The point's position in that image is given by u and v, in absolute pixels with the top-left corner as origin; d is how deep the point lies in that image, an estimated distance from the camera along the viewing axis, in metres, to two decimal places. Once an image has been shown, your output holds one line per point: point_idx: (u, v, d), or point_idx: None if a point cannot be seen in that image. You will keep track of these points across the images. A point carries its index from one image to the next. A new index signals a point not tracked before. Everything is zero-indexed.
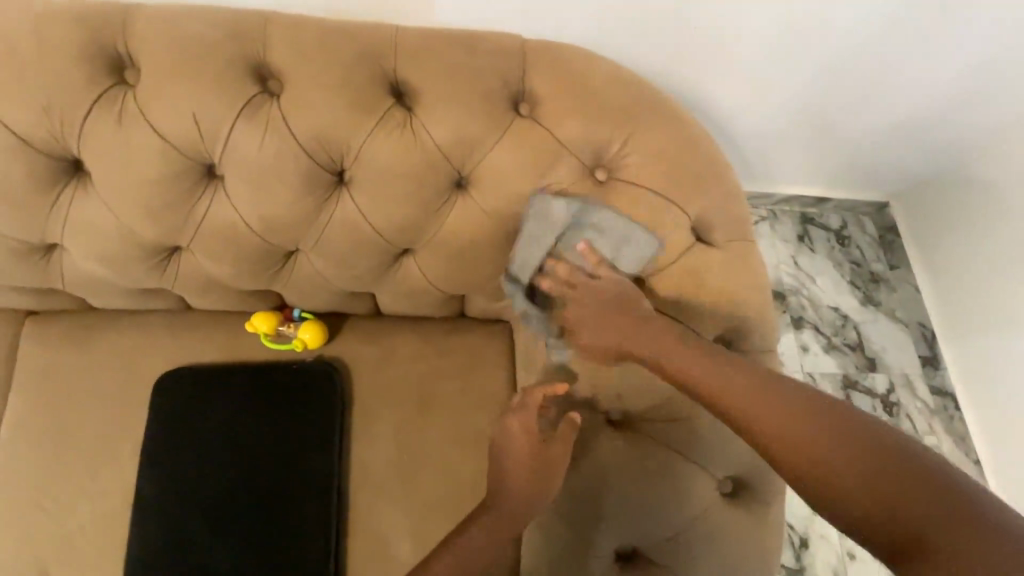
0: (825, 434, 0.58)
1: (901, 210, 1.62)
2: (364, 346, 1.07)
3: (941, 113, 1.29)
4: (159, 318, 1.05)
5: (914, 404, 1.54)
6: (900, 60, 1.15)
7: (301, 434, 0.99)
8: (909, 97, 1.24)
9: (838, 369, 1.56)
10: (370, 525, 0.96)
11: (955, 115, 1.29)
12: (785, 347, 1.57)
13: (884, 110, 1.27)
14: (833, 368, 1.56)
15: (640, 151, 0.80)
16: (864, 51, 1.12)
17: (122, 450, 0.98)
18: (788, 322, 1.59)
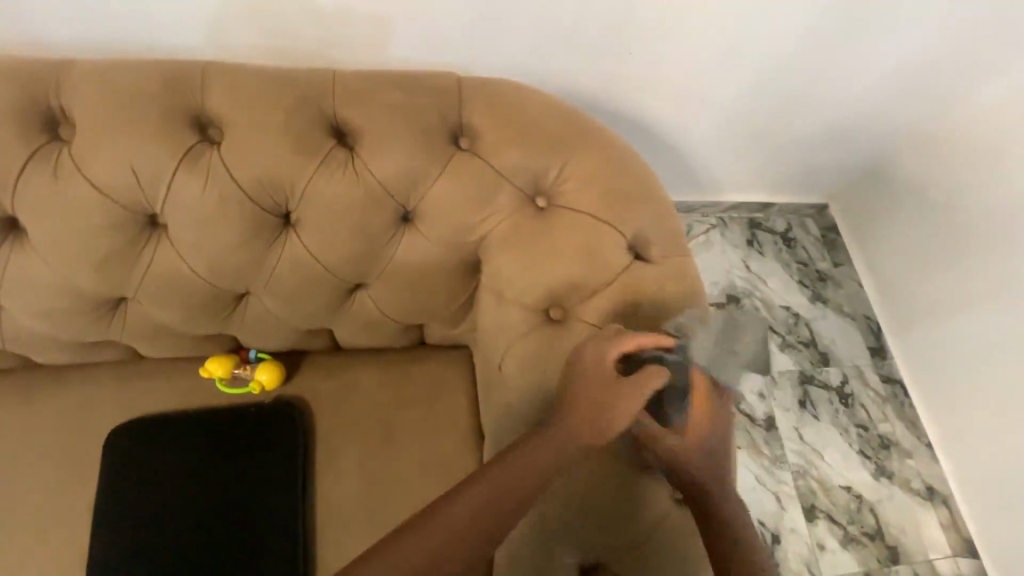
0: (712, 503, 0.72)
1: (841, 211, 1.73)
2: (324, 382, 1.07)
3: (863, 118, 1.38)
4: (109, 370, 1.03)
5: (867, 394, 1.62)
6: (816, 75, 1.24)
7: (265, 475, 0.97)
8: (830, 106, 1.33)
9: (795, 366, 1.63)
10: (339, 564, 0.95)
11: (881, 119, 1.38)
12: None
13: (807, 119, 1.36)
14: (790, 365, 1.63)
15: (576, 177, 0.84)
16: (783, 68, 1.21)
17: (74, 510, 0.94)
18: None
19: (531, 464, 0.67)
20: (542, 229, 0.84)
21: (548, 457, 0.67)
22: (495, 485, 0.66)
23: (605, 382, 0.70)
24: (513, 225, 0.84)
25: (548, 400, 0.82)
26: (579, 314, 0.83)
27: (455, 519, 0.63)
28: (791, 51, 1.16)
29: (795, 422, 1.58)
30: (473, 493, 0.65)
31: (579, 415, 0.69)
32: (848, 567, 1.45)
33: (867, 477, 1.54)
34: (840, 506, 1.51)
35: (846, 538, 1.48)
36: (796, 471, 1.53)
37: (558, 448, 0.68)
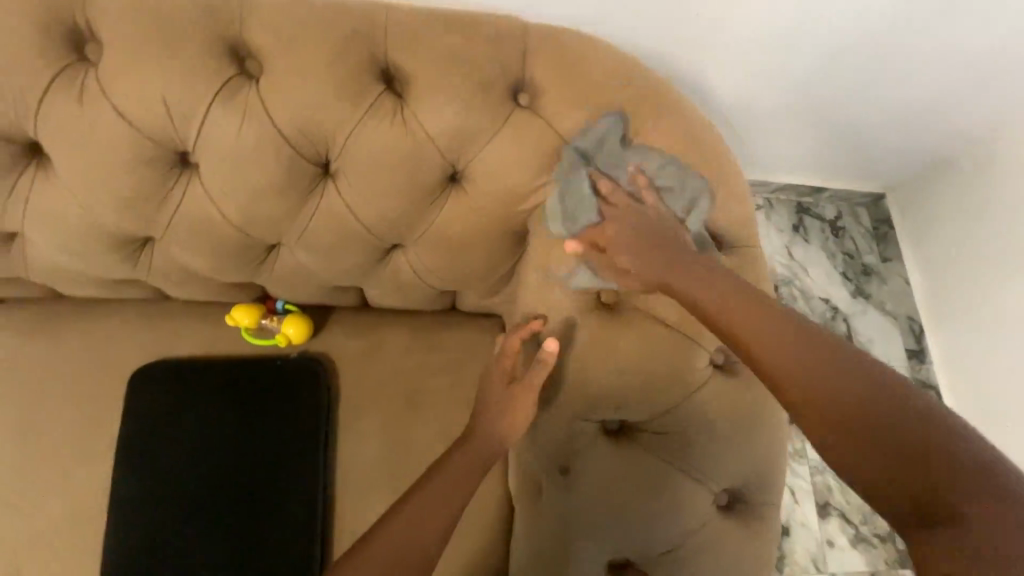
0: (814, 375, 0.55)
1: (897, 204, 1.58)
2: (351, 341, 1.03)
3: (943, 107, 1.23)
4: (133, 308, 1.00)
5: None
6: (905, 56, 1.08)
7: (286, 429, 0.95)
8: (914, 92, 1.18)
9: None
10: (355, 526, 0.94)
11: (963, 106, 1.22)
12: None
13: (886, 106, 1.21)
14: None
15: (645, 149, 0.76)
16: (871, 45, 1.05)
17: (95, 448, 0.93)
18: None
19: (457, 477, 0.69)
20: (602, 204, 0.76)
21: (471, 464, 0.70)
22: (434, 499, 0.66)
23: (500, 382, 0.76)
24: (569, 196, 0.77)
25: None
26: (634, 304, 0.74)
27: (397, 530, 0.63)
28: (878, 25, 1.00)
29: None
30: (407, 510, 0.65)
31: (492, 419, 0.73)
32: (853, 565, 1.43)
33: None
34: (855, 506, 1.47)
35: (856, 537, 1.45)
36: (813, 467, 1.49)
37: (478, 455, 0.71)
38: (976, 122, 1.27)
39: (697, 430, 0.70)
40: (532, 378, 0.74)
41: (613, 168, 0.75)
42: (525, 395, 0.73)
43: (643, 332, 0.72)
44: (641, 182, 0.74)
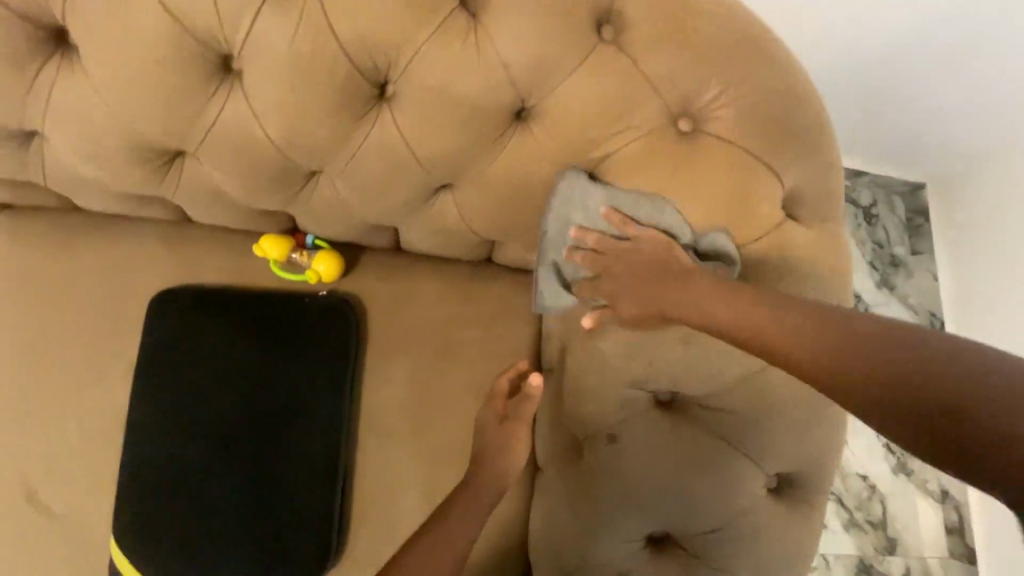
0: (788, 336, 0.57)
1: (940, 197, 1.37)
2: (381, 284, 0.98)
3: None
4: (154, 229, 0.93)
5: None
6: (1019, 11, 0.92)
7: (312, 368, 0.92)
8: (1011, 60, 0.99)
9: None
10: (376, 474, 0.91)
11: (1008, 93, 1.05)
12: None
13: (973, 74, 1.04)
14: None
15: (738, 102, 0.68)
16: None
17: (109, 372, 0.88)
18: None
19: (467, 513, 0.78)
20: (683, 161, 0.69)
21: (480, 500, 0.80)
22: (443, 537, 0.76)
23: (493, 418, 0.84)
24: (645, 147, 0.70)
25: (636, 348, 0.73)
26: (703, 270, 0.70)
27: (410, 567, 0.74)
28: None
29: None
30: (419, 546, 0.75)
31: (496, 452, 0.82)
32: (841, 549, 1.40)
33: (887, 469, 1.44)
34: (852, 492, 1.42)
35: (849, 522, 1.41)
36: None
37: (485, 492, 0.80)
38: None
39: (765, 415, 0.67)
40: (523, 412, 0.83)
41: (589, 219, 0.71)
42: (519, 432, 0.82)
43: None
44: (615, 220, 0.70)
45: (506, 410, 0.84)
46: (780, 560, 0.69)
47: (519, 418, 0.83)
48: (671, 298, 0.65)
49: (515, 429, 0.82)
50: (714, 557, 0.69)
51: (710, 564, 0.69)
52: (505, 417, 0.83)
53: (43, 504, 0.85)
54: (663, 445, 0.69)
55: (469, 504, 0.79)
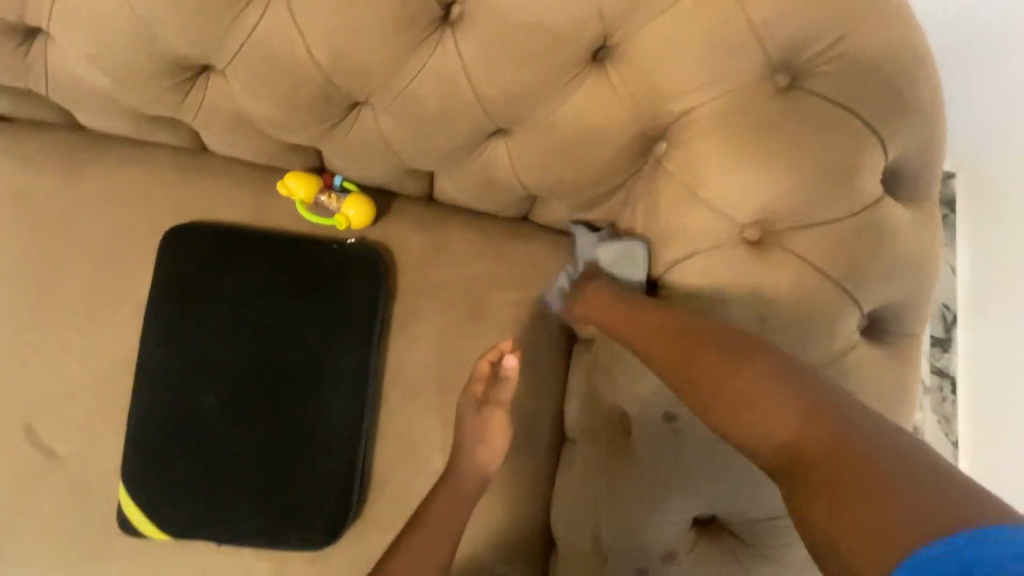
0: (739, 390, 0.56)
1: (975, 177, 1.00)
2: (412, 235, 0.91)
3: None
4: (166, 156, 0.84)
5: None
6: None
7: (338, 320, 0.85)
8: None
9: None
10: (400, 433, 0.87)
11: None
12: None
13: None
14: None
15: (847, 59, 0.60)
16: None
17: (117, 308, 0.81)
18: None
19: (447, 510, 0.78)
20: (778, 122, 0.62)
21: (464, 491, 0.79)
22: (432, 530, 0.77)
23: (471, 404, 0.81)
24: (735, 103, 0.63)
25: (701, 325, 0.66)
26: (784, 241, 0.63)
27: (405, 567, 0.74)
28: None
29: None
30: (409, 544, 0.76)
31: (477, 439, 0.80)
32: None
33: None
34: None
35: None
36: None
37: (469, 481, 0.79)
38: None
39: None
40: (503, 394, 0.81)
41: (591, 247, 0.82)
42: (497, 418, 0.80)
43: (797, 274, 0.62)
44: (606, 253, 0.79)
45: (485, 393, 0.81)
46: None
47: (498, 401, 0.81)
48: (627, 334, 0.68)
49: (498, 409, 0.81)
50: (767, 545, 0.66)
51: (761, 551, 0.66)
52: (484, 400, 0.81)
53: (44, 444, 0.79)
54: None
55: (451, 497, 0.78)
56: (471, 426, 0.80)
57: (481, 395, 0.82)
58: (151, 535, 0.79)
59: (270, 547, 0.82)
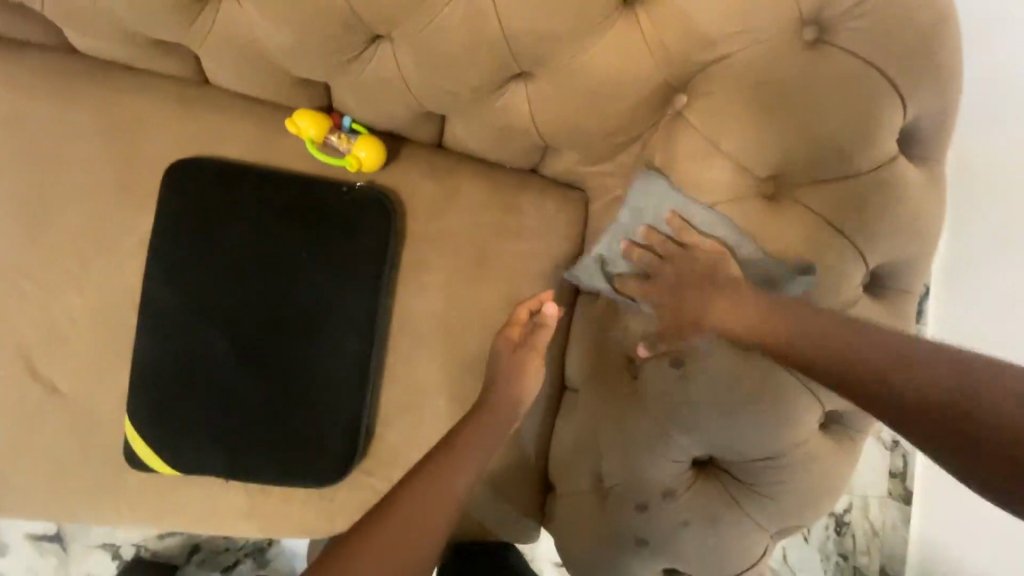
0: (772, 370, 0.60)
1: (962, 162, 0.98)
2: (422, 181, 0.90)
3: None
4: (167, 85, 0.81)
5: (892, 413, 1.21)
6: None
7: (346, 264, 0.84)
8: None
9: None
10: (407, 377, 0.88)
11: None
12: None
13: None
14: None
15: (875, 13, 0.60)
16: None
17: (119, 243, 0.79)
18: None
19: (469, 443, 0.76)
20: (806, 75, 0.62)
21: (489, 431, 0.78)
22: (454, 463, 0.74)
23: (507, 346, 0.83)
24: (762, 55, 0.63)
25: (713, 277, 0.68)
26: (797, 196, 0.66)
27: (421, 501, 0.70)
28: None
29: None
30: (428, 472, 0.73)
31: (511, 377, 0.81)
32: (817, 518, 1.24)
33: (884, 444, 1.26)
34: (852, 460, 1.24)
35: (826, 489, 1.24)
36: None
37: (496, 420, 0.79)
38: None
39: None
40: (539, 341, 0.83)
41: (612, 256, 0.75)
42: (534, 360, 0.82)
43: (807, 228, 0.65)
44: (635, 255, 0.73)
45: (522, 337, 0.83)
46: (819, 496, 0.71)
47: (534, 346, 0.83)
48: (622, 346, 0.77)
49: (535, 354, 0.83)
50: (761, 482, 0.70)
51: (753, 488, 0.71)
52: (520, 344, 0.83)
53: (46, 378, 0.78)
54: (731, 375, 0.67)
55: (478, 433, 0.77)
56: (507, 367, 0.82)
57: (517, 338, 0.83)
58: (157, 468, 0.79)
59: (276, 483, 0.83)
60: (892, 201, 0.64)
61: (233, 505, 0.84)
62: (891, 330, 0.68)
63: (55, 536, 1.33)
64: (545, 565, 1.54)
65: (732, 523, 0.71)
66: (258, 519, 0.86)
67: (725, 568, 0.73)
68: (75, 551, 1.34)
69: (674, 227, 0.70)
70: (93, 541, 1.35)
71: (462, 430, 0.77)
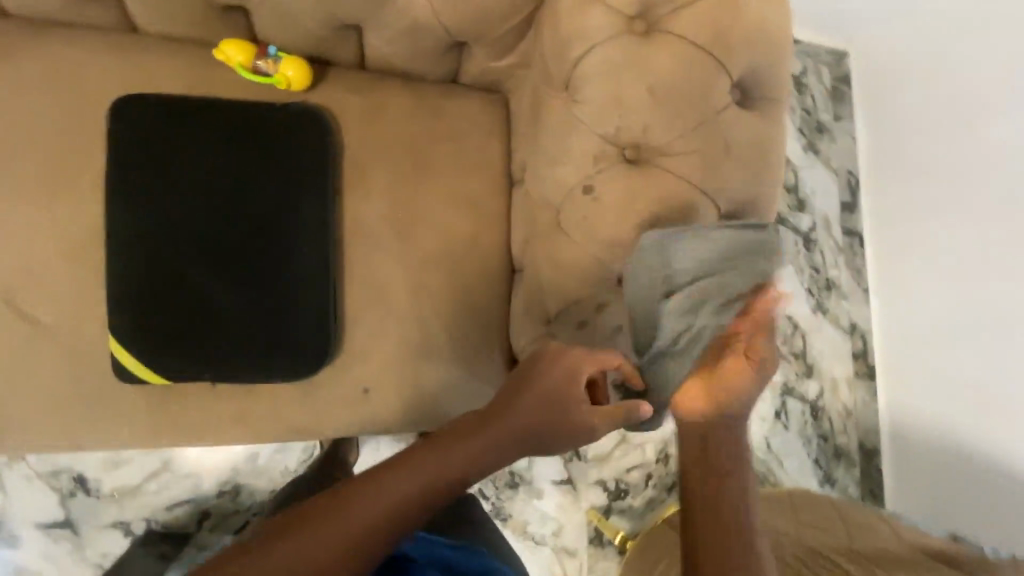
0: (723, 496, 0.74)
1: (864, 67, 1.56)
2: (349, 96, 0.98)
3: (962, 87, 1.28)
4: (98, 35, 0.88)
5: (841, 309, 1.61)
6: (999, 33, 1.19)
7: (292, 178, 0.92)
8: (967, 64, 1.27)
9: (842, 241, 1.62)
10: (365, 276, 0.97)
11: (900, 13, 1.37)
12: (812, 172, 1.61)
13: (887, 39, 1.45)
14: (840, 238, 1.62)
15: None
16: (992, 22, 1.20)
17: (77, 183, 0.86)
18: (812, 153, 1.60)
19: (435, 471, 0.70)
20: None
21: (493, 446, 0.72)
22: (434, 464, 0.71)
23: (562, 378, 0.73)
24: None
25: (607, 113, 0.77)
26: (665, 26, 0.76)
27: (353, 524, 0.66)
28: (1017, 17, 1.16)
29: (808, 282, 1.60)
30: (385, 492, 0.68)
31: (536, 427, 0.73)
32: (768, 375, 1.58)
33: (848, 350, 1.62)
34: (827, 342, 1.61)
35: (777, 353, 1.58)
36: (816, 281, 1.61)
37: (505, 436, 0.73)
38: (950, 108, 1.32)
39: (719, 155, 0.77)
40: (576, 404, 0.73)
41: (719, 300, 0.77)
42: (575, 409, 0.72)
43: (676, 50, 0.75)
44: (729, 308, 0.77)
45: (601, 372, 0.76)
46: None
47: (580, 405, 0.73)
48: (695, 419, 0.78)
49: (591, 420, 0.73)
50: None
51: None
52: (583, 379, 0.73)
53: (28, 314, 0.85)
54: (628, 190, 0.78)
55: (461, 450, 0.72)
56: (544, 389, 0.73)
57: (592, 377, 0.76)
58: (149, 380, 0.87)
59: (261, 382, 0.91)
60: (741, 15, 0.75)
61: (221, 413, 0.92)
62: (767, 133, 0.79)
63: (65, 522, 1.38)
64: (543, 486, 1.60)
65: None
66: (249, 424, 0.94)
67: None
68: (88, 533, 1.39)
69: (569, 77, 0.80)
70: (105, 521, 1.40)
71: (438, 459, 0.71)
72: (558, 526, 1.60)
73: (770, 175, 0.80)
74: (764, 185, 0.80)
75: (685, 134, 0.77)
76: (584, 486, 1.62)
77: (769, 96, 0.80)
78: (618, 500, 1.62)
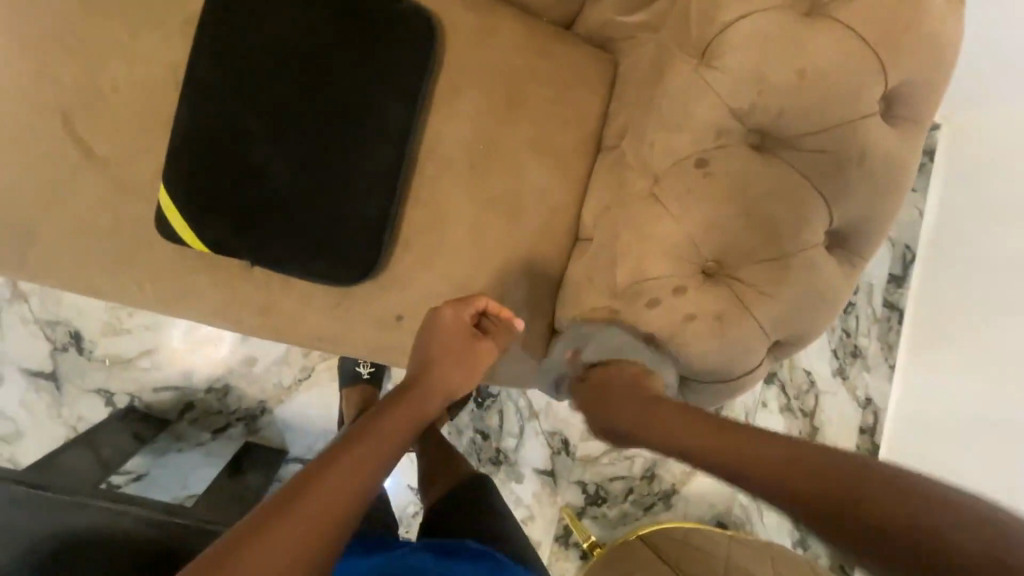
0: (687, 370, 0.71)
1: (950, 138, 1.38)
2: (462, 11, 0.92)
3: None
4: None
5: (863, 381, 1.49)
6: None
7: (384, 78, 0.87)
8: None
9: (882, 313, 1.47)
10: (429, 199, 0.91)
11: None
12: None
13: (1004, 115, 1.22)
14: (879, 310, 1.47)
15: None
16: None
17: (167, 20, 0.81)
18: None
19: (375, 438, 0.67)
20: None
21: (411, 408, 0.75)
22: (375, 435, 0.68)
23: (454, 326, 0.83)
24: None
25: (743, 87, 0.72)
26: (832, 11, 0.70)
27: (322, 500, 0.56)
28: None
29: (835, 344, 1.48)
30: (349, 459, 0.62)
31: (440, 379, 0.80)
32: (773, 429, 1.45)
33: (856, 423, 1.48)
34: (841, 412, 1.49)
35: (786, 407, 1.46)
36: (845, 347, 1.49)
37: (425, 400, 0.78)
38: None
39: (849, 162, 0.72)
40: (479, 345, 0.84)
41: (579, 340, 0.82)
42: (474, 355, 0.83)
43: (839, 37, 0.69)
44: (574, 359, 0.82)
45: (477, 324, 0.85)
46: (814, 302, 0.76)
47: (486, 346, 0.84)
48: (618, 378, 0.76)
49: (482, 358, 0.84)
50: (767, 283, 0.75)
51: (755, 288, 0.75)
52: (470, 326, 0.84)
53: (84, 140, 0.80)
54: (742, 171, 0.74)
55: (394, 421, 0.71)
56: (448, 341, 0.82)
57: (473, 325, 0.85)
58: (184, 239, 0.82)
59: (298, 274, 0.86)
60: (918, 20, 0.69)
61: (250, 297, 0.88)
62: (902, 152, 0.73)
63: (51, 374, 1.34)
64: (526, 471, 1.52)
65: (746, 332, 0.76)
66: (274, 316, 0.89)
67: (725, 375, 0.79)
68: (69, 392, 1.35)
69: (710, 41, 0.74)
70: (89, 385, 1.36)
71: (377, 427, 0.69)
72: (529, 515, 1.52)
73: (892, 196, 0.75)
74: (882, 205, 0.75)
75: (822, 129, 0.71)
76: (564, 481, 1.54)
77: (915, 115, 0.74)
78: (594, 505, 1.54)
